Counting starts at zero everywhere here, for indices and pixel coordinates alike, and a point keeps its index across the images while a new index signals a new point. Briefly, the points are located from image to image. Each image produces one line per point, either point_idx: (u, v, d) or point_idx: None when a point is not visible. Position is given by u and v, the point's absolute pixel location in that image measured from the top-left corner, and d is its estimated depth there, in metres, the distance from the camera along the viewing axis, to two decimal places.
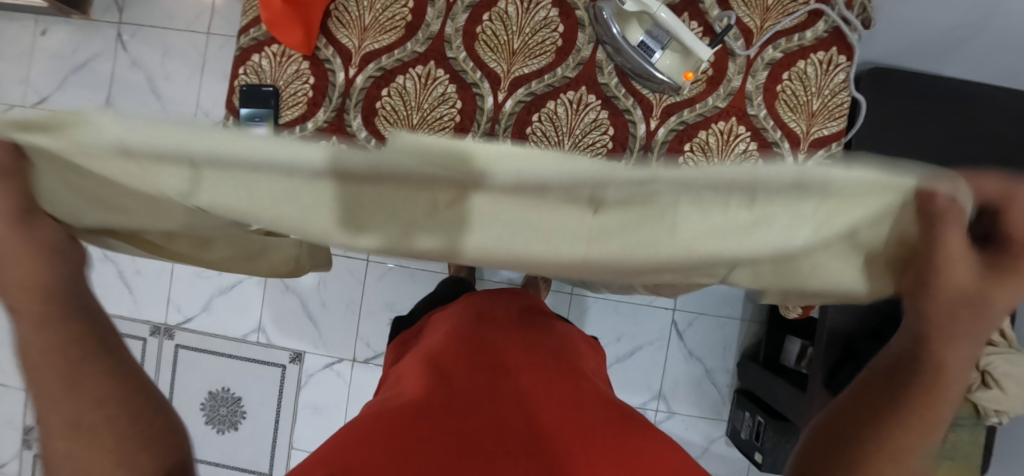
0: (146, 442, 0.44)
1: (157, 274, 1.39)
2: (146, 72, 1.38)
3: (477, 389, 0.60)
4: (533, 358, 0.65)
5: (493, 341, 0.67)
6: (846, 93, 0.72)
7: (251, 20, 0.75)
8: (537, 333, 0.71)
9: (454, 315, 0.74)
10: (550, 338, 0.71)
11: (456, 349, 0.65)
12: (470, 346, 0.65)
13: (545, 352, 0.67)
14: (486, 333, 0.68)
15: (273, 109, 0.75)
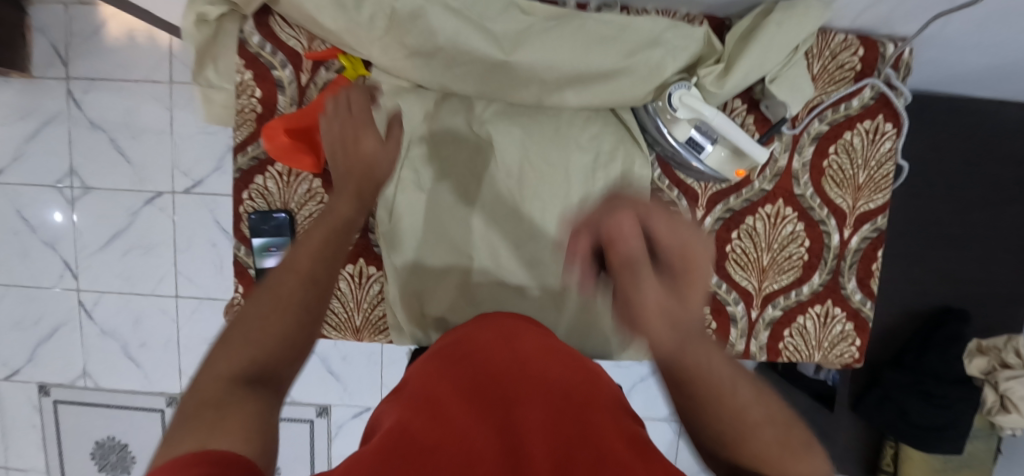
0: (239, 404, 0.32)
1: (163, 346, 1.34)
2: (110, 133, 1.25)
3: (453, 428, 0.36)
4: (545, 395, 0.41)
5: (489, 372, 0.44)
6: (891, 163, 0.70)
7: (247, 136, 0.67)
8: (550, 358, 0.47)
9: (452, 338, 0.52)
10: (570, 368, 0.46)
11: (435, 386, 0.42)
12: (460, 377, 0.43)
13: (561, 387, 0.42)
14: (482, 359, 0.46)
15: (289, 236, 0.68)
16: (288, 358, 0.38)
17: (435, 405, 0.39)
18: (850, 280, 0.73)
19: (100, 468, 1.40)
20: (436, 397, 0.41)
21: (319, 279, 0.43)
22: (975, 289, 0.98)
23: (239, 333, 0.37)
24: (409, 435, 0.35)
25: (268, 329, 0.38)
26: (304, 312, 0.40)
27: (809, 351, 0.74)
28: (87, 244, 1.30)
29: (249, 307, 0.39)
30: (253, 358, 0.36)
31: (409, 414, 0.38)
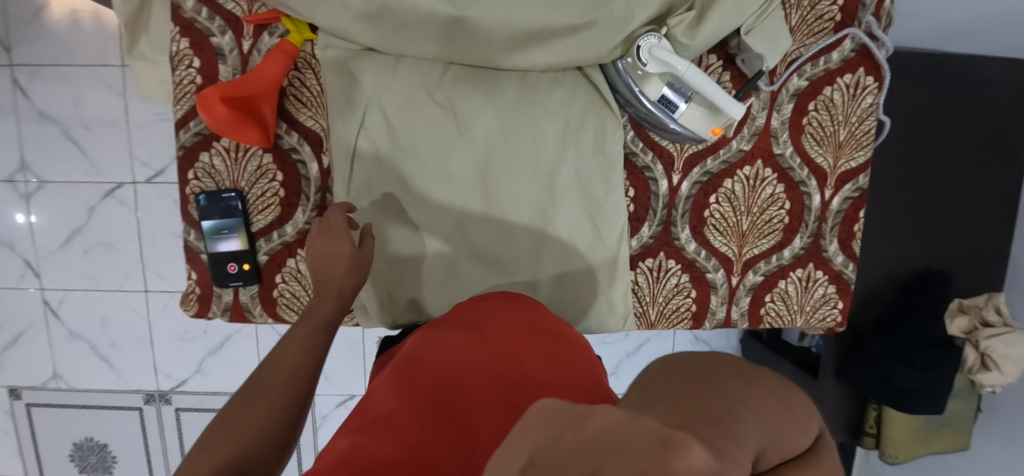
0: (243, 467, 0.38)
1: (135, 344, 1.29)
2: (61, 124, 1.19)
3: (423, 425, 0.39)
4: (515, 385, 0.44)
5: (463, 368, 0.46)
6: (872, 118, 0.67)
7: (188, 112, 0.63)
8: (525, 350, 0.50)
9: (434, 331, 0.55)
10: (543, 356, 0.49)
11: (411, 380, 0.45)
12: (437, 370, 0.46)
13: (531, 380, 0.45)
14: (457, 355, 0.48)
15: (241, 217, 0.64)
16: (280, 442, 0.42)
17: (407, 401, 0.42)
18: (832, 242, 0.70)
19: (79, 470, 1.37)
20: (409, 392, 0.43)
21: (303, 378, 0.47)
22: (955, 249, 0.97)
23: (223, 438, 0.39)
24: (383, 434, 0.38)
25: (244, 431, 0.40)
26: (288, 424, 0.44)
27: (791, 316, 0.72)
28: (46, 241, 1.24)
29: (233, 409, 0.42)
30: (234, 452, 0.38)
31: (385, 412, 0.41)
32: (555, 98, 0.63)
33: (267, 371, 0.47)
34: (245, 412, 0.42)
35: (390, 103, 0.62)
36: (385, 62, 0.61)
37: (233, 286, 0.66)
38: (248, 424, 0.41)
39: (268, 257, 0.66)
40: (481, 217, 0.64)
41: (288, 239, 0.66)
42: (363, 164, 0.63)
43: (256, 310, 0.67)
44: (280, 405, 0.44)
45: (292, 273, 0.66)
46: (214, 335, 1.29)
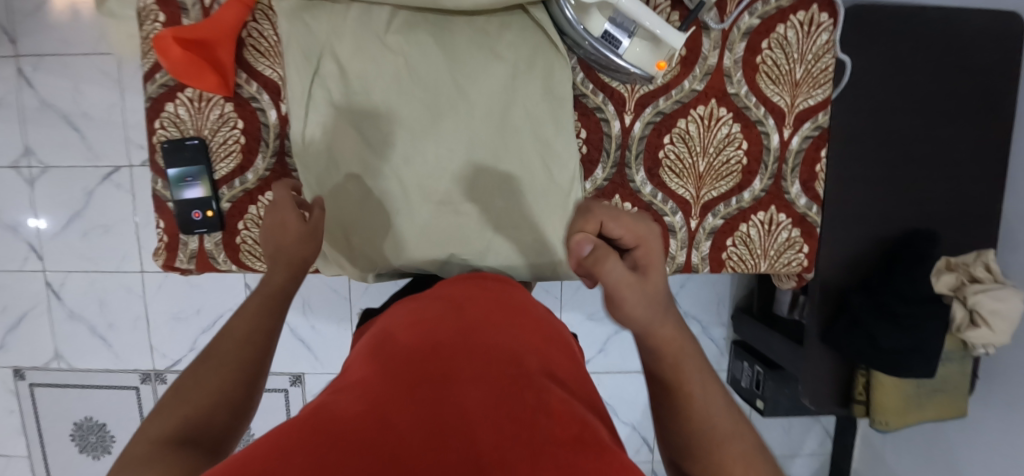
0: (197, 427, 0.40)
1: (132, 323, 1.33)
2: (62, 110, 1.24)
3: (395, 384, 0.34)
4: (499, 346, 0.40)
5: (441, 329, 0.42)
6: (829, 55, 0.67)
7: (153, 64, 0.65)
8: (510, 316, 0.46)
9: (408, 302, 0.50)
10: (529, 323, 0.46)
11: (381, 346, 0.40)
12: (411, 333, 0.41)
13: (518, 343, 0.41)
14: (435, 320, 0.44)
15: (204, 165, 0.66)
16: (235, 408, 0.44)
17: (378, 364, 0.37)
18: (793, 184, 0.69)
19: (79, 450, 1.40)
20: (380, 357, 0.38)
21: (255, 341, 0.49)
22: (943, 206, 0.94)
23: (179, 403, 0.42)
24: (349, 395, 0.33)
25: (197, 398, 0.42)
26: (244, 392, 0.45)
27: (754, 261, 0.71)
28: (49, 224, 1.29)
29: (190, 378, 0.44)
30: (188, 416, 0.40)
31: (352, 379, 0.36)
32: (505, 43, 0.64)
33: (226, 342, 0.48)
34: (199, 378, 0.44)
35: (345, 52, 0.63)
36: (341, 15, 0.63)
37: (198, 233, 0.68)
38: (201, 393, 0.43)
39: (231, 205, 0.68)
40: (437, 163, 0.65)
41: (249, 186, 0.68)
42: (320, 114, 0.64)
43: (220, 256, 0.69)
44: (234, 374, 0.46)
45: (254, 220, 0.68)
46: (207, 315, 1.32)
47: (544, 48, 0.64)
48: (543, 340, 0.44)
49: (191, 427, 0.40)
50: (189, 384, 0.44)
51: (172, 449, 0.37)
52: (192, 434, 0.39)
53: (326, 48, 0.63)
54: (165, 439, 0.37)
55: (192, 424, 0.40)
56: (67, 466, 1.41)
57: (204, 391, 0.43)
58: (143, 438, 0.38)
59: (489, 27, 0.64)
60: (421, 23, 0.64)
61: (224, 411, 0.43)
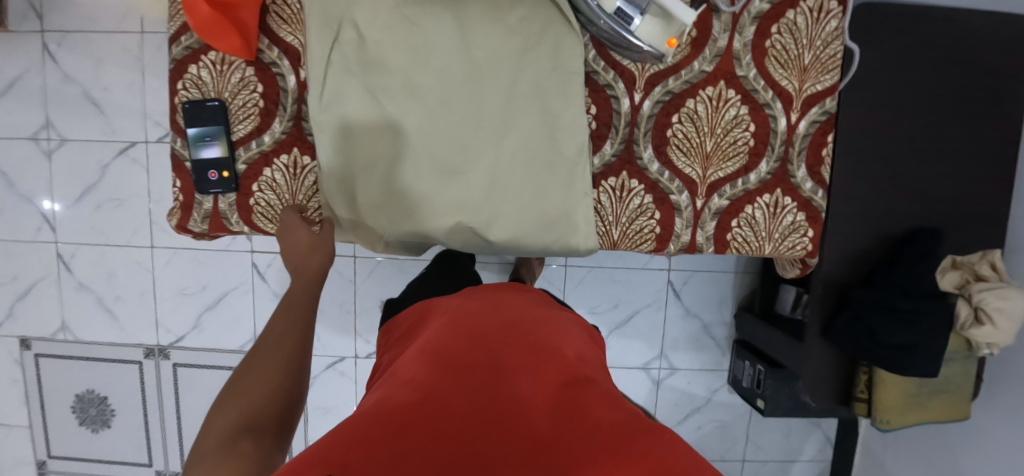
0: (252, 425, 0.43)
1: (138, 297, 1.35)
2: (82, 85, 1.27)
3: (443, 383, 0.48)
4: (520, 357, 0.53)
5: (475, 339, 0.56)
6: (837, 42, 0.68)
7: (180, 27, 0.67)
8: (528, 327, 0.59)
9: (448, 312, 0.64)
10: (544, 334, 0.59)
11: (433, 348, 0.54)
12: (454, 344, 0.54)
13: (533, 350, 0.55)
14: (470, 331, 0.57)
15: (222, 125, 0.68)
16: (287, 401, 0.47)
17: (431, 365, 0.51)
18: (799, 167, 0.70)
19: (79, 423, 1.41)
20: (431, 358, 0.52)
21: (295, 339, 0.52)
22: (947, 205, 0.94)
23: (235, 397, 0.45)
24: (410, 390, 0.47)
25: (252, 392, 0.46)
26: (293, 379, 0.49)
27: (759, 243, 0.72)
28: (63, 196, 1.31)
29: (242, 374, 0.48)
30: (243, 413, 0.44)
31: (413, 373, 0.50)
32: (519, 18, 0.66)
33: (267, 339, 0.51)
34: (250, 377, 0.48)
35: (363, 21, 0.65)
36: None
37: (213, 193, 0.70)
38: (255, 387, 0.46)
39: (246, 167, 0.70)
40: (449, 133, 0.66)
41: (265, 148, 0.69)
42: (337, 80, 0.66)
43: (233, 217, 0.71)
44: (280, 366, 0.49)
45: (267, 183, 0.70)
46: (212, 291, 1.33)
47: (557, 24, 0.66)
48: (553, 334, 0.61)
49: (246, 425, 0.43)
50: (240, 382, 0.47)
51: (242, 444, 0.41)
52: (248, 432, 0.43)
53: (346, 15, 0.65)
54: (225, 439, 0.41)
55: (254, 416, 0.44)
56: (66, 438, 1.42)
57: (256, 389, 0.46)
58: (210, 433, 0.42)
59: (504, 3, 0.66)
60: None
61: (278, 405, 0.46)
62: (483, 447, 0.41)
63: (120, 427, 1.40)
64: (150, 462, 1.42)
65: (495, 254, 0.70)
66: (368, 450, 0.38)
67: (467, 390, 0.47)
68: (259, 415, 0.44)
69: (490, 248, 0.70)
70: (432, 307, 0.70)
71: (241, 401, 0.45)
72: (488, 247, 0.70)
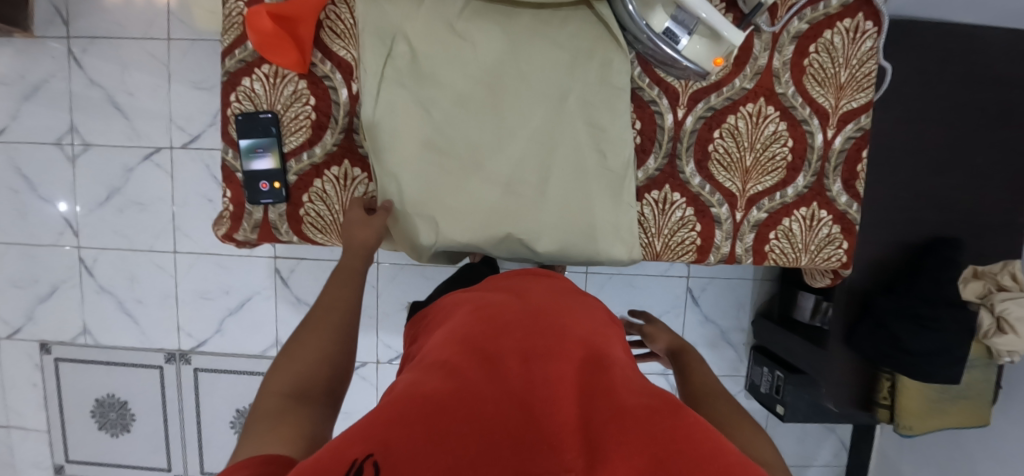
0: (303, 391, 0.48)
1: (160, 302, 1.35)
2: (108, 90, 1.28)
3: (478, 374, 0.42)
4: (551, 341, 0.48)
5: (504, 326, 0.50)
6: (872, 61, 0.71)
7: (234, 40, 0.69)
8: (560, 315, 0.54)
9: (470, 302, 0.58)
10: (577, 324, 0.54)
11: (458, 336, 0.48)
12: (478, 329, 0.49)
13: (569, 340, 0.49)
14: (498, 318, 0.52)
15: (275, 137, 0.69)
16: (336, 367, 0.52)
17: (461, 354, 0.45)
18: (835, 182, 0.73)
19: (98, 427, 1.41)
20: (458, 344, 0.47)
21: (343, 308, 0.57)
22: (968, 216, 0.97)
23: (289, 361, 0.50)
24: (442, 377, 0.41)
25: (304, 359, 0.51)
26: (340, 347, 0.54)
27: (795, 254, 0.74)
28: (86, 201, 1.31)
29: (295, 341, 0.53)
30: (296, 375, 0.49)
31: (440, 360, 0.44)
32: (568, 35, 0.68)
33: (316, 311, 0.57)
34: (302, 342, 0.53)
35: (416, 36, 0.67)
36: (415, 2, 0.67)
37: (263, 203, 0.71)
38: (306, 353, 0.51)
39: (297, 177, 0.71)
40: (497, 146, 0.68)
41: (316, 160, 0.71)
42: (389, 93, 0.67)
43: (283, 227, 0.72)
44: (330, 336, 0.54)
45: (318, 194, 0.71)
46: (235, 296, 1.33)
47: (604, 42, 0.68)
48: (585, 320, 0.56)
49: (298, 386, 0.48)
50: (293, 346, 0.52)
51: (294, 404, 0.46)
52: (298, 396, 0.47)
53: (400, 33, 0.67)
54: (279, 400, 0.46)
55: (306, 380, 0.49)
56: (84, 443, 1.42)
57: (310, 354, 0.51)
58: (267, 392, 0.47)
59: (553, 20, 0.68)
60: (490, 12, 0.68)
61: (329, 370, 0.51)
62: (529, 447, 0.36)
63: (139, 432, 1.40)
64: (169, 467, 1.42)
65: (541, 264, 0.71)
66: (404, 450, 0.32)
67: (504, 383, 0.42)
68: (310, 379, 0.49)
69: (537, 258, 0.71)
70: (449, 302, 0.64)
71: (293, 366, 0.50)
72: (534, 257, 0.71)
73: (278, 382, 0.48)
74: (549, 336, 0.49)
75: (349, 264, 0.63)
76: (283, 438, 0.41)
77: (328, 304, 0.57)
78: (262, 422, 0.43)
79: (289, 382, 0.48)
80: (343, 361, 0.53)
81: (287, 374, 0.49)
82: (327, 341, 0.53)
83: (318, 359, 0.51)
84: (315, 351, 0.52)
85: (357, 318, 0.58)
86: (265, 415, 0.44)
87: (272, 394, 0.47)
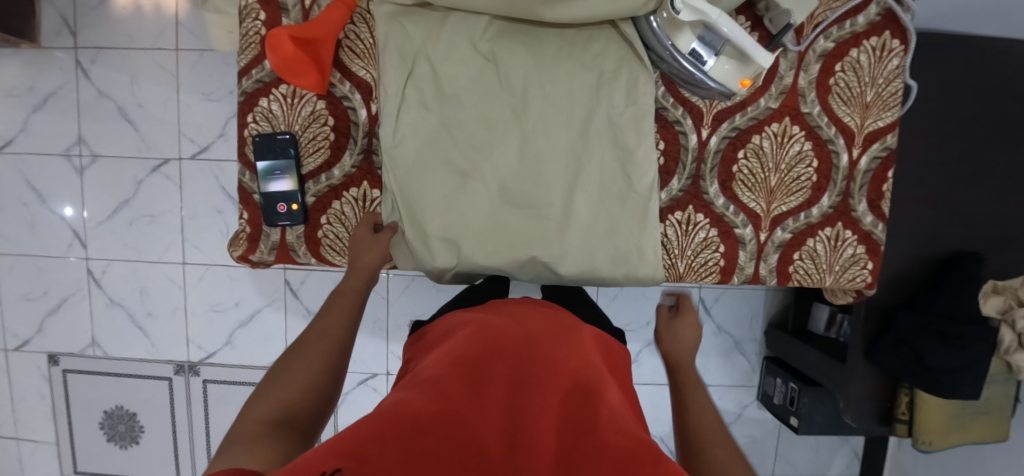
0: (284, 419, 0.47)
1: (169, 314, 1.34)
2: (116, 102, 1.27)
3: (463, 396, 0.40)
4: (547, 366, 0.45)
5: (504, 343, 0.47)
6: (899, 80, 0.69)
7: (252, 60, 0.68)
8: (565, 335, 0.51)
9: (468, 316, 0.56)
10: (581, 346, 0.50)
11: (454, 351, 0.46)
12: (474, 345, 0.47)
13: (571, 364, 0.46)
14: (499, 334, 0.49)
15: (293, 159, 0.69)
16: (320, 397, 0.51)
17: (452, 370, 0.43)
18: (860, 202, 0.71)
19: (107, 439, 1.40)
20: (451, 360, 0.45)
21: (337, 333, 0.57)
22: (988, 230, 0.96)
23: (276, 387, 0.49)
24: (426, 397, 0.39)
25: (292, 386, 0.50)
26: (330, 377, 0.53)
27: (820, 275, 0.73)
28: (95, 212, 1.30)
29: (282, 366, 0.52)
30: (281, 402, 0.48)
31: (428, 378, 0.42)
32: (592, 55, 0.67)
33: (309, 334, 0.56)
34: (289, 367, 0.52)
35: (436, 56, 0.66)
36: (436, 22, 0.66)
37: (281, 225, 0.70)
38: (294, 379, 0.50)
39: (315, 199, 0.71)
40: (518, 168, 0.67)
41: (335, 181, 0.70)
42: (411, 116, 0.67)
43: (301, 249, 0.71)
44: (319, 364, 0.53)
45: (336, 215, 0.71)
46: (245, 308, 1.32)
47: (629, 62, 0.67)
48: (588, 343, 0.52)
49: (281, 413, 0.47)
50: (284, 371, 0.51)
51: (274, 431, 0.45)
52: (279, 425, 0.46)
53: (421, 54, 0.66)
54: (259, 426, 0.44)
55: (290, 407, 0.48)
56: (93, 455, 1.41)
57: (298, 381, 0.50)
58: (247, 418, 0.46)
59: (576, 41, 0.67)
60: (512, 32, 0.66)
61: (313, 400, 0.50)
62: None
63: (148, 444, 1.39)
64: None
65: (564, 287, 0.70)
66: (373, 464, 0.32)
67: (488, 411, 0.40)
68: (296, 409, 0.48)
69: (560, 281, 0.70)
70: (446, 317, 0.61)
71: (280, 392, 0.49)
72: (557, 280, 0.70)
73: (260, 408, 0.47)
74: (545, 358, 0.46)
75: (353, 287, 0.63)
76: (258, 464, 0.39)
77: (320, 331, 0.57)
78: (237, 446, 0.41)
79: (272, 408, 0.47)
80: (330, 394, 0.52)
81: (269, 401, 0.48)
82: (320, 366, 0.53)
83: (305, 387, 0.50)
84: (305, 379, 0.51)
85: (349, 348, 0.57)
86: (244, 439, 0.42)
87: (253, 419, 0.45)
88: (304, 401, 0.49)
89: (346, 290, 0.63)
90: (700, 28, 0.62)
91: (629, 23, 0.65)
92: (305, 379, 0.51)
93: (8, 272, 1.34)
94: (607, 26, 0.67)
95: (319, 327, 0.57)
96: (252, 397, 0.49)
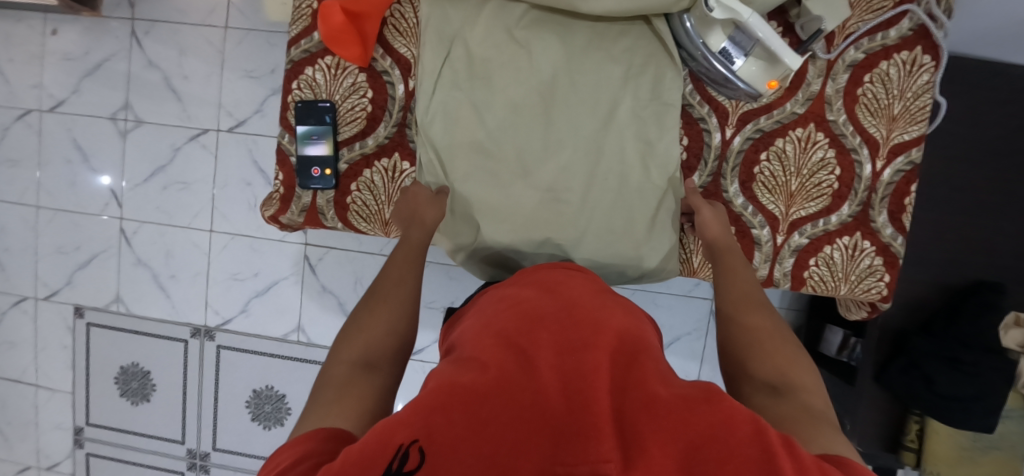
0: (368, 361, 0.49)
1: (192, 278, 1.38)
2: (164, 71, 1.33)
3: (513, 361, 0.39)
4: (590, 326, 0.44)
5: (543, 312, 0.46)
6: (928, 95, 0.69)
7: (302, 31, 0.72)
8: (600, 304, 0.48)
9: (502, 290, 0.55)
10: (618, 314, 0.48)
11: (495, 327, 0.45)
12: (513, 318, 0.45)
13: (611, 328, 0.44)
14: (535, 304, 0.48)
15: (330, 126, 0.72)
16: (399, 340, 0.53)
17: (496, 345, 0.41)
18: (881, 213, 0.71)
19: (120, 394, 1.44)
20: (495, 336, 0.43)
21: (409, 279, 0.60)
22: (1013, 262, 0.95)
23: (358, 332, 0.52)
24: (477, 368, 0.38)
25: (372, 331, 0.53)
26: (405, 321, 0.55)
27: (835, 284, 0.73)
28: (133, 175, 1.36)
29: (363, 311, 0.55)
30: (364, 344, 0.51)
31: (476, 353, 0.41)
32: (624, 46, 0.69)
33: (383, 282, 0.59)
34: (368, 316, 0.55)
35: (474, 40, 0.69)
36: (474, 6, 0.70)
37: (312, 188, 0.73)
38: (375, 325, 0.53)
39: (347, 166, 0.74)
40: (547, 152, 0.69)
41: (368, 150, 0.74)
42: (447, 95, 0.70)
43: (329, 213, 0.74)
44: (396, 308, 0.56)
45: (366, 183, 0.74)
46: (264, 278, 1.36)
47: (659, 56, 0.69)
48: (624, 309, 0.51)
49: (365, 354, 0.50)
50: (364, 317, 0.54)
51: (360, 373, 0.47)
52: (364, 365, 0.49)
53: (458, 36, 0.69)
54: (346, 370, 0.48)
55: (372, 348, 0.51)
56: (104, 409, 1.45)
57: (379, 324, 0.53)
58: (337, 361, 0.49)
59: (610, 33, 0.70)
60: (547, 22, 0.69)
61: (395, 341, 0.53)
62: (567, 441, 0.32)
63: (157, 403, 1.43)
64: (182, 441, 1.43)
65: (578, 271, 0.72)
66: (439, 442, 0.31)
67: (543, 372, 0.38)
68: (378, 348, 0.51)
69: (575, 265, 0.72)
70: (483, 295, 0.60)
71: (361, 337, 0.52)
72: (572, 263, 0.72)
73: (348, 351, 0.50)
74: (587, 320, 0.44)
75: (414, 237, 0.65)
76: (349, 417, 0.42)
77: (392, 277, 0.59)
78: (328, 391, 0.45)
79: (356, 350, 0.50)
80: (411, 334, 0.56)
81: (356, 343, 0.51)
82: (398, 308, 0.56)
83: (382, 329, 0.53)
84: (387, 321, 0.54)
85: (419, 296, 0.60)
86: (337, 384, 0.46)
87: (343, 363, 0.49)
88: (385, 341, 0.52)
89: (405, 242, 0.65)
90: (730, 28, 0.64)
91: (661, 20, 0.68)
92: (383, 324, 0.54)
93: (46, 223, 1.40)
94: (639, 21, 0.70)
95: (391, 272, 0.60)
96: (341, 340, 0.52)
